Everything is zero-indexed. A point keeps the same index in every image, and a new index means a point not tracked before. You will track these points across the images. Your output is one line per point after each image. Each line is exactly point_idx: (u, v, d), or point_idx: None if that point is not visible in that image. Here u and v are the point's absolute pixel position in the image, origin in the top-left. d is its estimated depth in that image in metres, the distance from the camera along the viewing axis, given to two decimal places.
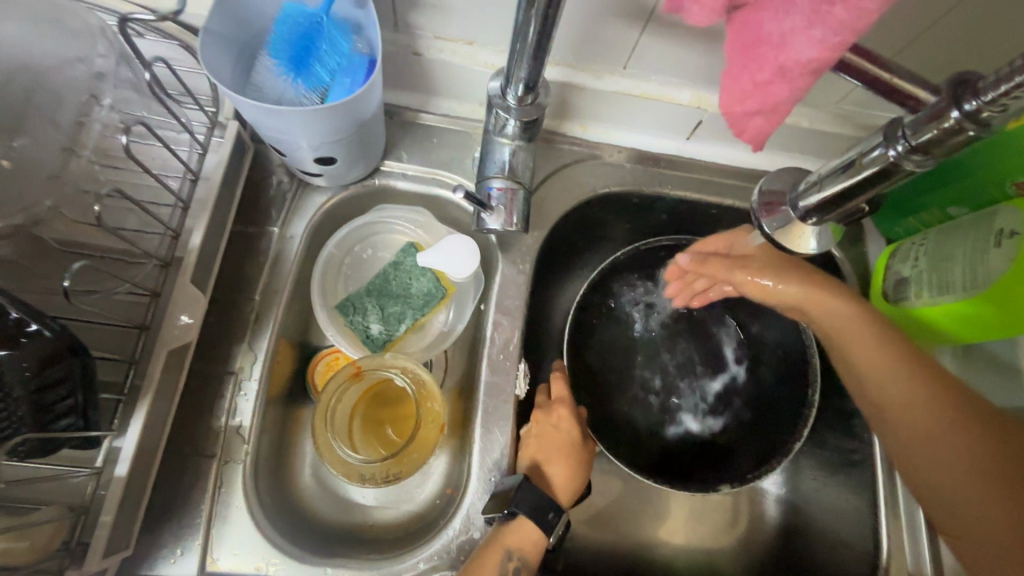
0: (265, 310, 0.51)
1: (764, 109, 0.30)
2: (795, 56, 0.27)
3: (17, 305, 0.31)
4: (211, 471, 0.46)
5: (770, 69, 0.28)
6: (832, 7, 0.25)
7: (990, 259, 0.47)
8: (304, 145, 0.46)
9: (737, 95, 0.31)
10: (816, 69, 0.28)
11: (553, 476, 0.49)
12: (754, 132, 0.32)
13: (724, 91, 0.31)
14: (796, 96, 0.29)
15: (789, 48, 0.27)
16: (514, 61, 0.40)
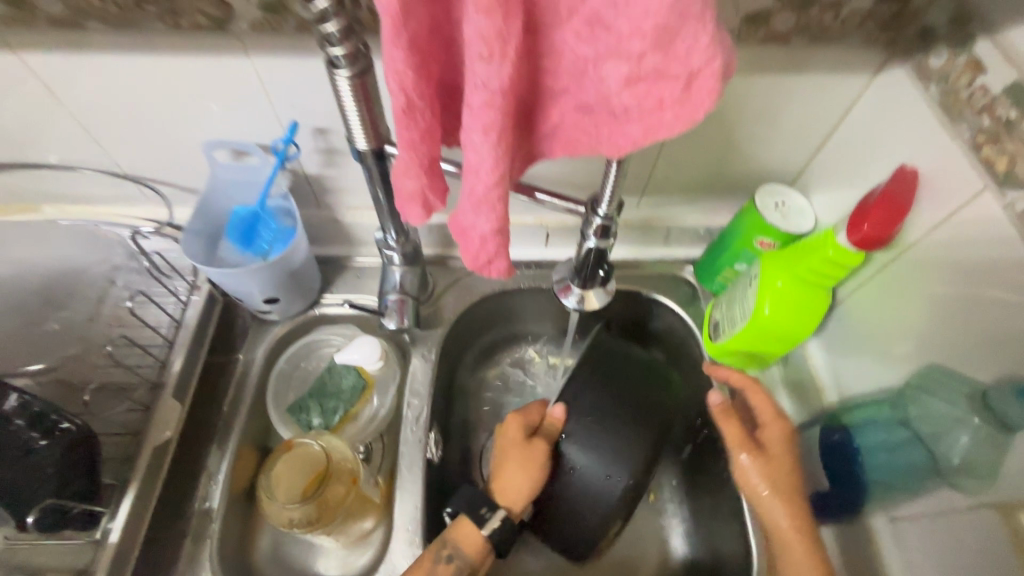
0: (232, 417, 0.67)
1: (491, 259, 0.44)
2: (480, 230, 0.41)
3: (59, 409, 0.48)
4: (186, 547, 0.59)
5: (477, 238, 0.42)
6: (484, 202, 0.39)
7: (748, 297, 0.64)
8: (255, 293, 0.66)
9: (471, 254, 0.44)
10: (503, 231, 0.42)
11: (507, 475, 0.59)
12: (498, 264, 0.45)
13: (463, 246, 0.44)
14: (502, 245, 0.43)
15: (478, 228, 0.41)
16: (382, 220, 0.62)
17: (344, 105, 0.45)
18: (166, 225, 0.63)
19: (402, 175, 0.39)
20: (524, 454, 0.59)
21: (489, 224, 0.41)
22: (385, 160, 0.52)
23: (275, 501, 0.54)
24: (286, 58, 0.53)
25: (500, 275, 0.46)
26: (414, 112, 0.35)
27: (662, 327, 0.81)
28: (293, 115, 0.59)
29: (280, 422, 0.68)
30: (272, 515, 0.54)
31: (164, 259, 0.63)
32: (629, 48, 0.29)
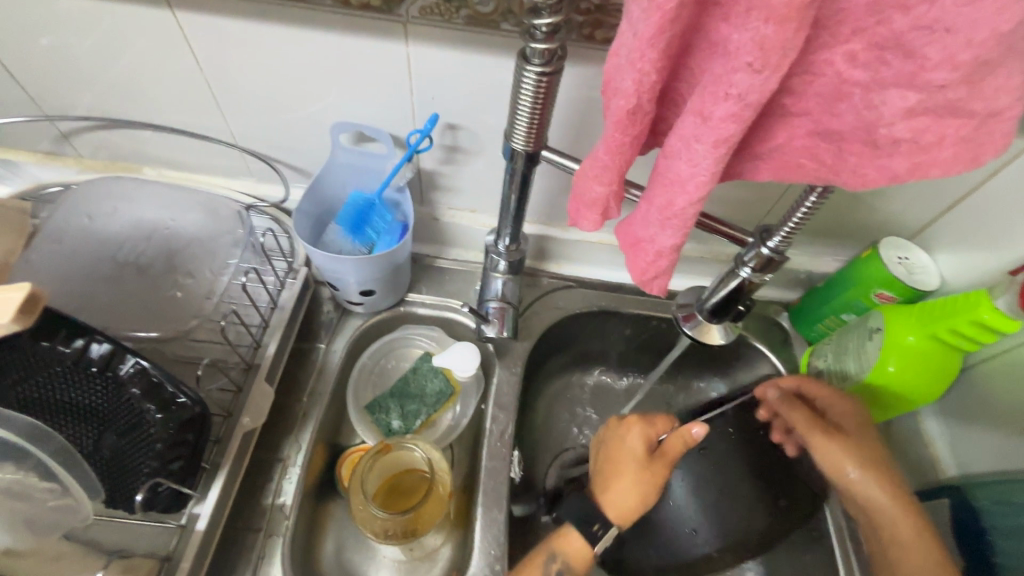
0: (310, 408, 0.64)
1: (657, 276, 0.41)
2: (659, 245, 0.39)
3: (174, 381, 0.44)
4: (257, 543, 0.56)
5: (649, 253, 0.40)
6: (673, 218, 0.37)
7: (867, 349, 0.62)
8: (353, 282, 0.64)
9: (639, 268, 0.41)
10: (678, 251, 0.39)
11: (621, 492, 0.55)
12: (659, 284, 0.42)
13: (630, 261, 0.42)
14: (672, 264, 0.40)
15: (656, 242, 0.39)
16: (502, 223, 0.59)
17: (520, 102, 0.43)
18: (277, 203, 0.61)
19: (593, 179, 0.40)
20: (642, 470, 0.55)
21: (668, 241, 0.39)
22: (534, 163, 0.50)
23: (367, 504, 0.51)
24: (446, 49, 0.52)
25: (657, 295, 0.43)
26: (636, 115, 0.35)
27: (749, 371, 0.78)
28: (432, 107, 0.57)
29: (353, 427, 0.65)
30: (361, 519, 0.51)
31: (275, 237, 0.62)
32: (928, 79, 0.26)
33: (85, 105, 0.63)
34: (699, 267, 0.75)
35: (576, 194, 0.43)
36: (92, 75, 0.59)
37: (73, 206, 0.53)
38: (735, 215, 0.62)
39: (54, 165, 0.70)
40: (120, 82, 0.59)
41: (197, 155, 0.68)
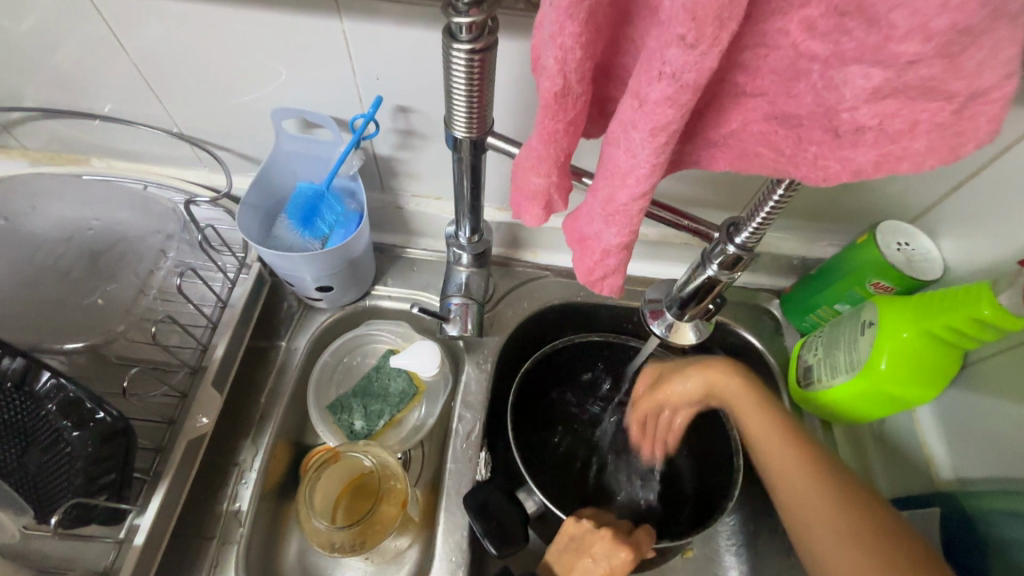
0: (269, 409, 0.62)
1: (607, 276, 0.37)
2: (605, 244, 0.35)
3: (93, 395, 0.41)
4: (210, 551, 0.54)
5: (597, 252, 0.36)
6: (618, 214, 0.33)
7: (859, 345, 0.57)
8: (308, 279, 0.60)
9: (585, 267, 0.37)
10: (629, 248, 0.35)
11: None
12: (611, 283, 0.38)
13: (577, 258, 0.38)
14: (624, 261, 0.36)
15: (602, 240, 0.35)
16: (459, 214, 0.55)
17: (453, 84, 0.38)
18: (222, 196, 0.57)
19: (530, 171, 0.34)
20: None
21: (615, 238, 0.34)
22: (481, 151, 0.45)
23: (314, 516, 0.50)
24: (382, 24, 0.46)
25: (608, 294, 0.39)
26: (566, 99, 0.29)
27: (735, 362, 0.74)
28: (377, 89, 0.53)
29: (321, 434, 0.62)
30: (309, 533, 0.49)
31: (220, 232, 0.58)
32: (896, 52, 0.21)
33: (18, 94, 0.59)
34: (682, 254, 0.71)
35: (515, 185, 0.37)
36: (16, 61, 0.55)
37: None
38: (714, 201, 0.56)
39: (0, 158, 0.67)
40: (46, 68, 0.55)
41: (143, 144, 0.64)
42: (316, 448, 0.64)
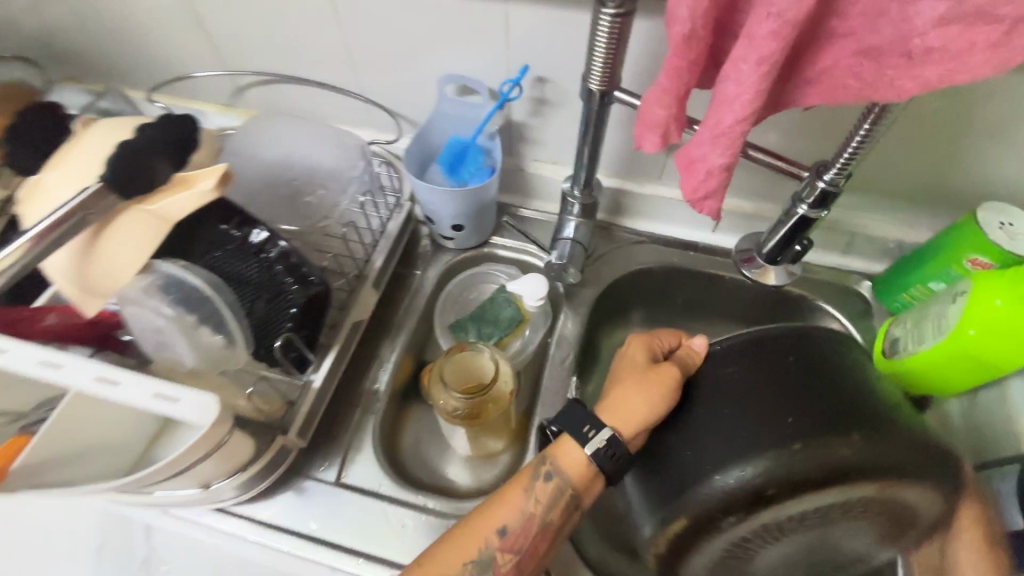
0: (404, 320, 0.76)
1: (707, 195, 0.46)
2: (710, 164, 0.43)
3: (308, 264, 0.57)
4: (355, 417, 0.68)
5: (702, 172, 0.44)
6: (723, 136, 0.41)
7: (949, 313, 0.60)
8: (448, 216, 0.74)
9: (691, 187, 0.46)
10: (729, 169, 0.43)
11: (615, 401, 0.55)
12: (711, 204, 0.46)
13: (684, 180, 0.46)
14: (725, 181, 0.44)
15: (707, 161, 0.43)
16: (579, 167, 0.66)
17: (595, 45, 0.49)
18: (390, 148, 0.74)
19: (654, 103, 0.44)
20: (641, 379, 0.55)
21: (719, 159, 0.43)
22: (607, 105, 0.56)
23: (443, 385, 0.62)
24: (538, 5, 0.59)
25: (706, 215, 0.47)
26: (692, 40, 0.39)
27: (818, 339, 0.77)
28: (524, 60, 0.65)
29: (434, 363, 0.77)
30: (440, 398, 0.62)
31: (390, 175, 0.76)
32: None
33: (254, 63, 0.79)
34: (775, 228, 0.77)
35: (638, 118, 0.46)
36: (260, 37, 0.74)
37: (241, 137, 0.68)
38: None
39: (228, 114, 0.88)
40: (281, 43, 0.74)
41: (332, 107, 0.82)
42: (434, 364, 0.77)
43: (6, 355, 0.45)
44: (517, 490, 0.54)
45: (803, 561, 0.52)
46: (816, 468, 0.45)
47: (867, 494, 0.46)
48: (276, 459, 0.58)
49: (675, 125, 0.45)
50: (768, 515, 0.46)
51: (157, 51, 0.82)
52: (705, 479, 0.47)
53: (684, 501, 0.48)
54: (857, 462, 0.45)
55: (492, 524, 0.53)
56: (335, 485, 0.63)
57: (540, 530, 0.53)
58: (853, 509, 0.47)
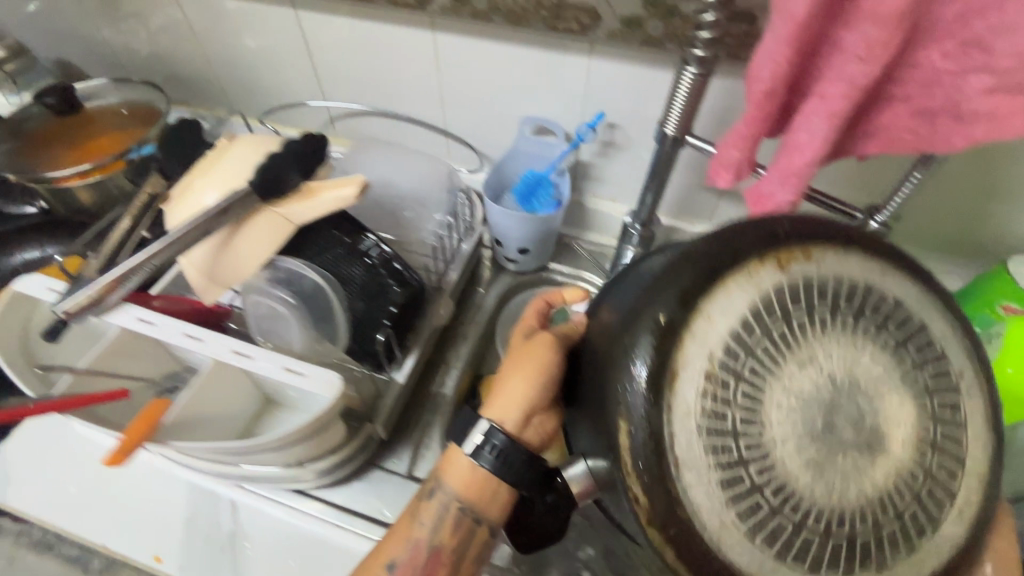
0: (468, 333, 0.83)
1: None
2: (777, 203, 0.50)
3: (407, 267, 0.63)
4: (423, 417, 0.73)
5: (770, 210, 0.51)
6: (791, 179, 0.48)
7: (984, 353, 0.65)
8: (517, 240, 0.82)
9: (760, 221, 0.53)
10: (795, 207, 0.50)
11: (498, 387, 0.46)
12: None
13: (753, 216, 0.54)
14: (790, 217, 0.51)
15: (775, 201, 0.50)
16: (642, 202, 0.74)
17: (675, 99, 0.59)
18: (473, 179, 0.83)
19: (731, 146, 0.52)
20: (519, 354, 0.47)
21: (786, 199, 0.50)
22: (678, 148, 0.64)
23: None
24: (620, 61, 0.68)
25: None
26: (769, 96, 0.47)
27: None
28: (599, 107, 0.75)
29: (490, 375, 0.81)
30: None
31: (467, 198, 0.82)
32: (998, 64, 0.37)
33: (351, 98, 0.90)
34: None
35: (714, 158, 0.54)
36: (362, 77, 0.85)
37: (345, 159, 0.78)
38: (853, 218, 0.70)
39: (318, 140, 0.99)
40: (380, 82, 0.85)
41: (415, 139, 0.92)
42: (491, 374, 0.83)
43: (156, 326, 0.53)
44: (402, 525, 0.47)
45: (816, 415, 0.33)
46: (718, 296, 0.34)
47: (795, 282, 0.34)
48: (363, 446, 0.64)
49: (746, 166, 0.53)
50: (699, 357, 0.33)
51: (266, 82, 0.93)
52: (613, 387, 0.34)
53: (607, 420, 0.34)
54: (717, 250, 0.35)
55: (381, 560, 0.47)
56: (405, 477, 0.68)
57: (427, 560, 0.46)
58: (789, 304, 0.34)
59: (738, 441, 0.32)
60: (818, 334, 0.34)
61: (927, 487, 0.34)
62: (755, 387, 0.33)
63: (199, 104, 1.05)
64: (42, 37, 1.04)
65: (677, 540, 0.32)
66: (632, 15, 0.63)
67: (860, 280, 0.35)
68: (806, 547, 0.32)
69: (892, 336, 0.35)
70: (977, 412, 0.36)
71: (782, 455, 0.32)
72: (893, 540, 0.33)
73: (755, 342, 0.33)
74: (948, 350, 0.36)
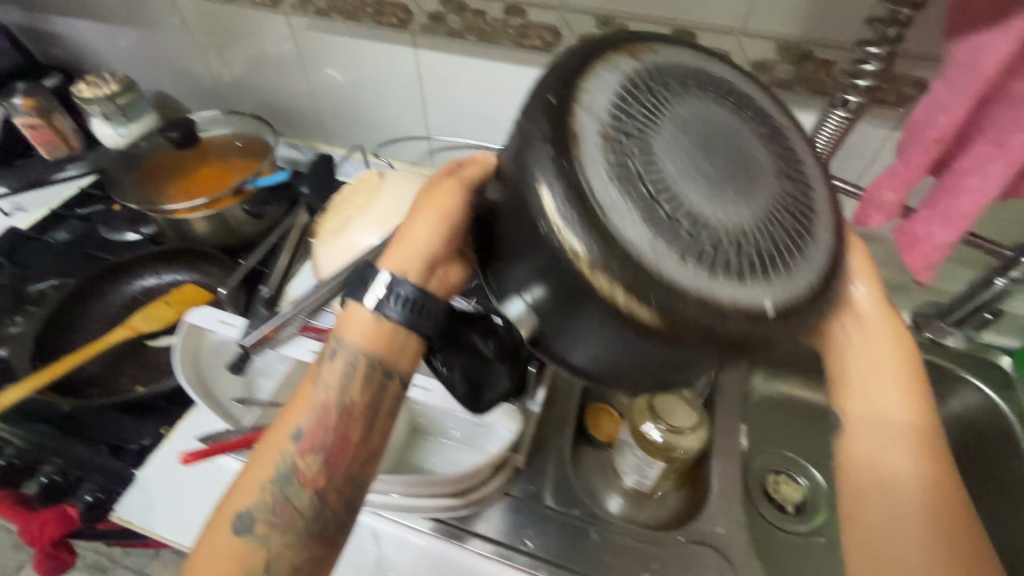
0: None
1: (927, 265, 0.55)
2: (937, 241, 0.53)
3: None
4: (543, 445, 0.74)
5: (928, 248, 0.54)
6: (957, 220, 0.52)
7: None
8: None
9: (913, 259, 0.56)
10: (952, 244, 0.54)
11: (415, 231, 0.47)
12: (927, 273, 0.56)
13: (906, 253, 0.57)
14: (945, 255, 0.55)
15: (935, 240, 0.54)
16: None
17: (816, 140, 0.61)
18: None
19: (889, 189, 0.54)
20: (433, 202, 0.47)
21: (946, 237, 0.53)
22: None
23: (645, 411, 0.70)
24: None
25: (920, 281, 0.57)
26: (940, 144, 0.50)
27: (951, 407, 0.81)
28: None
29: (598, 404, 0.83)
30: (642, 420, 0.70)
31: None
32: None
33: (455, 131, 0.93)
34: None
35: (864, 199, 0.57)
36: (471, 112, 0.88)
37: None
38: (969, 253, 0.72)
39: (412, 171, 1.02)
40: (488, 117, 0.88)
41: None
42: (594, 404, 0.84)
43: None
44: (305, 386, 0.48)
45: (713, 161, 0.36)
46: (591, 89, 0.36)
47: (637, 66, 0.38)
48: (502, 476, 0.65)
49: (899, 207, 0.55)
50: (589, 125, 0.34)
51: (369, 115, 0.97)
52: (531, 219, 0.33)
53: (540, 241, 0.33)
54: (579, 56, 0.38)
55: (285, 432, 0.46)
56: (535, 508, 0.68)
57: (347, 419, 0.47)
58: (647, 80, 0.38)
59: (645, 175, 0.34)
60: (668, 115, 0.36)
61: (786, 210, 0.37)
62: (646, 133, 0.35)
63: (291, 134, 1.09)
64: (142, 69, 1.07)
65: (629, 269, 0.31)
66: (763, 59, 0.66)
67: (719, 74, 0.41)
68: (722, 262, 0.33)
69: (732, 105, 0.40)
70: (807, 159, 0.41)
71: (691, 194, 0.34)
72: (791, 254, 0.36)
73: (616, 108, 0.36)
74: (763, 104, 0.42)
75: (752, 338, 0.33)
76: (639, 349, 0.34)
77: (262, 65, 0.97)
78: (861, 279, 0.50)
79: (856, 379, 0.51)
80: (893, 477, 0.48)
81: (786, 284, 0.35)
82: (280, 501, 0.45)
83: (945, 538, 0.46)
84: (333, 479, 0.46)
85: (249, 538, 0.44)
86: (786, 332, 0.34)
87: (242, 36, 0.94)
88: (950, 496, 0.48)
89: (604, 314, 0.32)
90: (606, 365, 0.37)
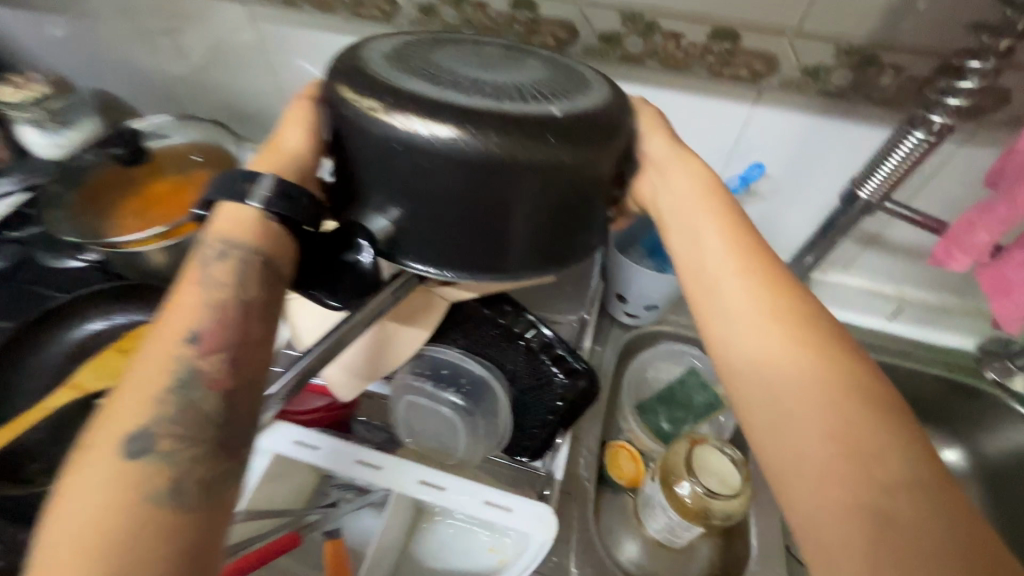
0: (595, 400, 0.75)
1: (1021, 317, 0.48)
2: None
3: (580, 357, 0.55)
4: (566, 506, 0.65)
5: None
6: None
7: None
8: (646, 295, 0.75)
9: (1006, 310, 0.48)
10: None
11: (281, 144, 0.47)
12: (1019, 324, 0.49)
13: (995, 302, 0.49)
14: None
15: None
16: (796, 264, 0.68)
17: (885, 162, 0.52)
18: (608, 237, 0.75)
19: (981, 230, 0.46)
20: (297, 121, 0.48)
21: None
22: (868, 211, 0.58)
23: (687, 473, 0.61)
24: (786, 112, 0.62)
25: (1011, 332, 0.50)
26: None
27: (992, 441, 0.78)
28: (747, 158, 0.68)
29: (617, 445, 0.73)
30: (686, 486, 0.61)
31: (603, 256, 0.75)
32: None
33: None
34: (963, 319, 0.78)
35: (947, 237, 0.49)
36: None
37: None
38: None
39: None
40: None
41: None
42: (610, 444, 0.73)
43: (320, 452, 0.45)
44: (190, 289, 0.40)
45: (498, 75, 0.44)
46: (388, 48, 0.45)
47: (400, 36, 0.48)
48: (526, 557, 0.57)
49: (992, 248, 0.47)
50: (385, 64, 0.42)
51: None
52: (359, 121, 0.39)
53: (371, 138, 0.39)
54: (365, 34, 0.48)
55: (175, 338, 0.38)
56: None
57: (252, 315, 0.40)
58: (420, 39, 0.48)
59: (434, 73, 0.42)
60: (442, 54, 0.46)
61: (578, 89, 0.45)
62: (440, 61, 0.45)
63: (261, 138, 0.96)
64: (79, 63, 0.92)
65: (466, 117, 0.38)
66: (819, 65, 0.56)
67: (487, 38, 0.52)
68: (516, 92, 0.41)
69: (507, 49, 0.49)
70: (577, 68, 0.50)
71: (478, 83, 0.42)
72: (575, 89, 0.44)
73: (406, 57, 0.44)
74: (544, 53, 0.51)
75: (567, 156, 0.39)
76: (480, 182, 0.38)
77: (222, 61, 0.84)
78: (648, 132, 0.51)
79: (674, 227, 0.49)
80: (761, 374, 0.40)
81: (577, 108, 0.41)
82: (183, 408, 0.35)
83: (849, 417, 0.36)
84: (240, 377, 0.38)
85: (150, 457, 0.33)
86: (590, 145, 0.40)
87: (196, 28, 0.80)
88: (847, 384, 0.37)
89: (450, 149, 0.37)
90: (454, 214, 0.41)
